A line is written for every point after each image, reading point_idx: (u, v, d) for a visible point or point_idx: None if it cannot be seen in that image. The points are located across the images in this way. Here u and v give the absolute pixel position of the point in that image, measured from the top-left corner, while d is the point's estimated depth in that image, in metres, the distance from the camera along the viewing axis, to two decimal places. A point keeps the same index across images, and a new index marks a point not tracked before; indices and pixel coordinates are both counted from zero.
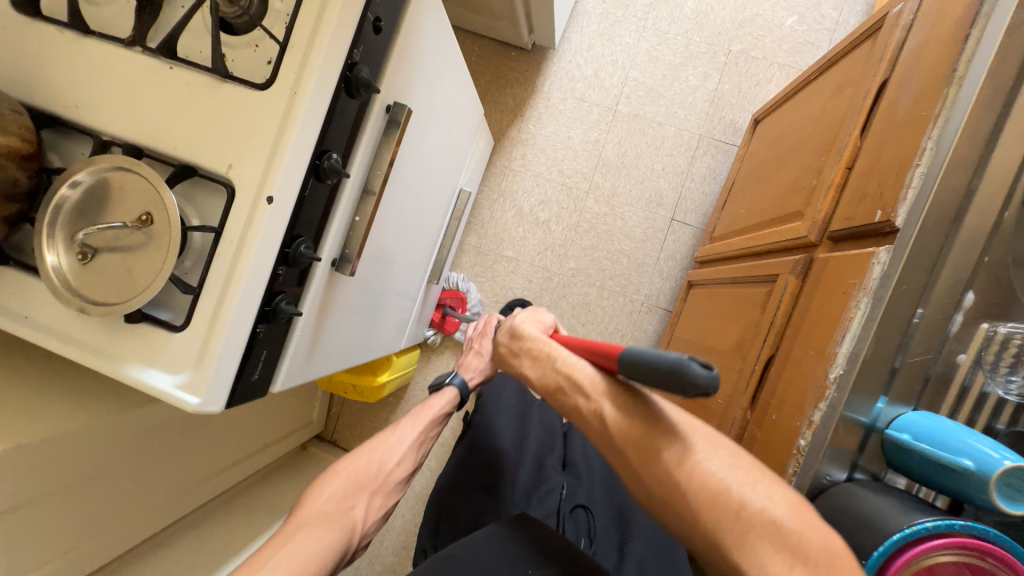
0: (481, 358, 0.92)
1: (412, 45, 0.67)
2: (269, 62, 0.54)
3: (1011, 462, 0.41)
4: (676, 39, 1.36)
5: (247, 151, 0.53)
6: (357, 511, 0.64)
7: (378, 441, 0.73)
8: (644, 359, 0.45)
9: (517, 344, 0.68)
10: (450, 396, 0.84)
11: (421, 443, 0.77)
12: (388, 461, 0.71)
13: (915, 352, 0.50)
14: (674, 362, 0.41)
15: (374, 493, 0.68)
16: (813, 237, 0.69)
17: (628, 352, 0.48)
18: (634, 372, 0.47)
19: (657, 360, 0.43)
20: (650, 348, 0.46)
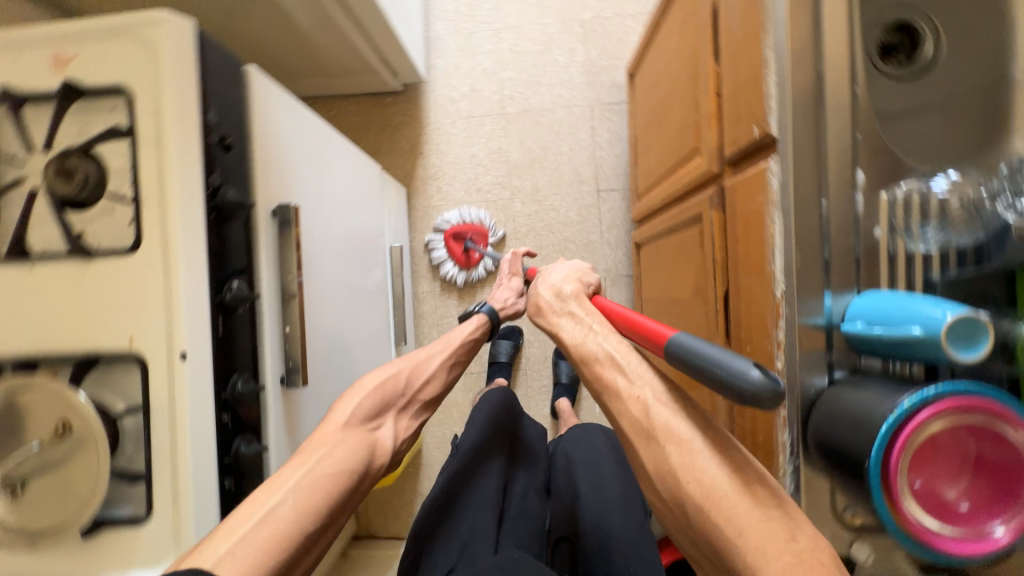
0: (510, 292, 1.02)
1: (277, 142, 0.66)
2: (130, 223, 0.52)
3: (951, 315, 0.40)
4: (531, 29, 1.39)
5: (142, 317, 0.51)
6: (381, 429, 0.72)
7: (410, 360, 0.81)
8: (698, 354, 0.46)
9: (559, 304, 0.67)
10: (478, 324, 0.93)
11: (449, 365, 0.86)
12: (418, 379, 0.80)
13: (838, 242, 0.51)
14: (737, 372, 0.42)
15: (399, 410, 0.76)
16: (715, 168, 0.71)
17: (680, 340, 0.48)
18: (679, 362, 0.48)
19: (714, 363, 0.44)
20: (703, 345, 0.46)
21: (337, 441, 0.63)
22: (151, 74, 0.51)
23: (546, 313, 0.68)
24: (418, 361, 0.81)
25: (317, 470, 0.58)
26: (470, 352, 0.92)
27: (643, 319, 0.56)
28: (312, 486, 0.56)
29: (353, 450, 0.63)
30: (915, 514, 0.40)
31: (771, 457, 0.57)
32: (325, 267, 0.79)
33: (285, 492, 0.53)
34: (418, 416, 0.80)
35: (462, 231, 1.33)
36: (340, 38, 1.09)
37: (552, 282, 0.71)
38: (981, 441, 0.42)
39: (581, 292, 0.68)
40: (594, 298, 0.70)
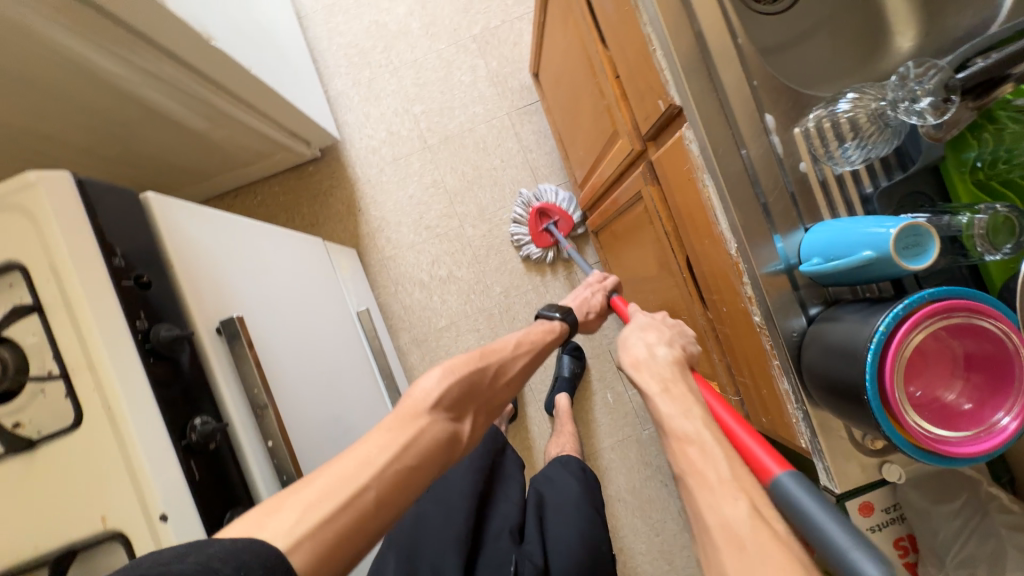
0: (598, 300, 0.94)
1: (202, 256, 0.62)
2: (65, 397, 0.48)
3: (895, 227, 0.40)
4: (428, 58, 1.39)
5: (108, 493, 0.47)
6: (465, 423, 0.62)
7: (497, 353, 0.72)
8: (807, 523, 0.38)
9: (654, 368, 0.57)
10: (559, 329, 0.85)
11: (527, 368, 0.76)
12: (498, 376, 0.70)
13: (770, 188, 0.51)
14: (856, 568, 0.34)
15: (479, 408, 0.66)
16: (638, 146, 0.71)
17: (783, 493, 0.41)
18: (787, 506, 0.40)
19: (830, 547, 0.36)
20: (824, 502, 0.38)
21: (425, 424, 0.56)
22: (39, 238, 0.48)
23: (641, 368, 0.58)
24: (503, 356, 0.72)
25: (404, 459, 0.51)
26: (546, 355, 0.82)
27: (745, 439, 0.47)
28: (397, 473, 0.50)
29: (433, 444, 0.55)
30: (920, 425, 0.39)
31: (779, 407, 0.57)
32: (292, 361, 0.75)
33: (371, 479, 0.48)
34: (491, 414, 0.69)
35: (550, 211, 1.29)
36: (241, 127, 1.06)
37: (646, 349, 0.60)
38: (966, 339, 0.41)
39: (680, 363, 0.58)
40: (696, 377, 0.60)
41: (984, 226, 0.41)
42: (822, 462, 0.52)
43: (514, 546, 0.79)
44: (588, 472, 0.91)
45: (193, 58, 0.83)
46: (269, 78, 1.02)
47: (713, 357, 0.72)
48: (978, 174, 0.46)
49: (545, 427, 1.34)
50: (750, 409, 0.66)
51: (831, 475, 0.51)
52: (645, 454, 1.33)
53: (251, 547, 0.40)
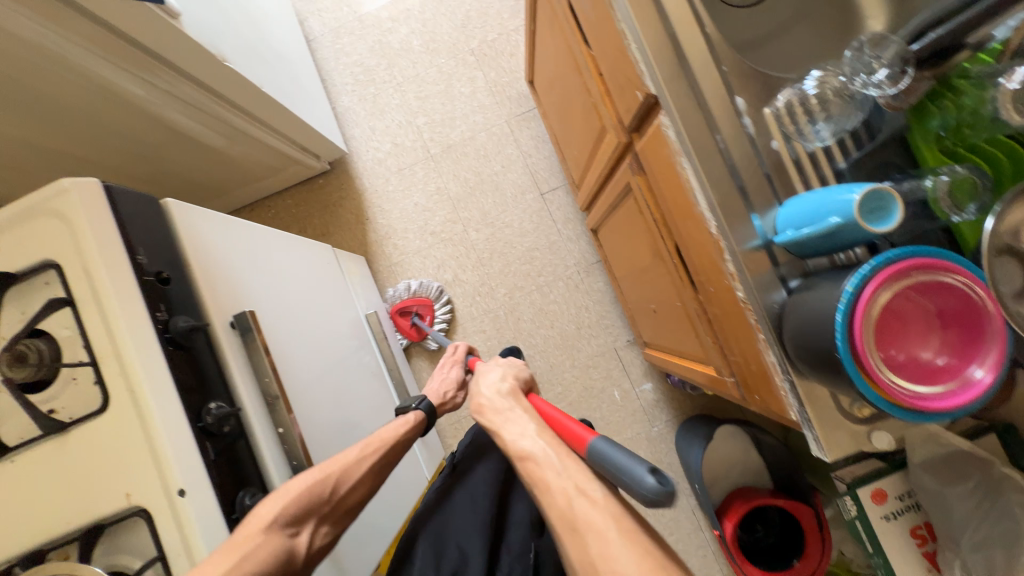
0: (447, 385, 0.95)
1: (219, 255, 0.67)
2: (94, 384, 0.53)
3: (857, 193, 0.42)
4: (429, 72, 1.45)
5: (132, 471, 0.51)
6: (303, 535, 0.59)
7: (341, 459, 0.66)
8: (609, 462, 0.52)
9: (498, 403, 0.68)
10: (414, 422, 0.81)
11: (376, 471, 0.70)
12: (345, 486, 0.64)
13: (745, 167, 0.53)
14: (637, 479, 0.48)
15: (323, 517, 0.61)
16: (623, 138, 0.74)
17: (591, 450, 0.55)
18: (596, 459, 0.54)
19: (622, 472, 0.50)
20: (609, 443, 0.53)
21: (261, 543, 0.53)
22: (71, 240, 0.53)
23: (485, 409, 0.69)
24: (350, 462, 0.66)
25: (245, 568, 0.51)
26: (400, 454, 0.76)
27: (564, 422, 0.61)
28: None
29: (274, 558, 0.54)
30: (895, 381, 0.40)
31: (769, 381, 0.58)
32: (303, 356, 0.79)
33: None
34: (341, 521, 0.64)
35: (408, 307, 1.34)
36: (254, 142, 1.13)
37: (490, 384, 0.73)
38: (937, 297, 0.42)
39: (516, 391, 0.71)
40: (530, 397, 0.73)
41: (948, 190, 0.44)
42: (811, 433, 0.52)
43: (534, 538, 0.76)
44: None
45: (209, 78, 0.90)
46: (280, 96, 1.09)
47: (706, 339, 0.73)
48: (944, 143, 0.48)
49: None
50: (744, 387, 0.67)
51: (821, 444, 0.51)
52: (656, 451, 1.33)
53: None
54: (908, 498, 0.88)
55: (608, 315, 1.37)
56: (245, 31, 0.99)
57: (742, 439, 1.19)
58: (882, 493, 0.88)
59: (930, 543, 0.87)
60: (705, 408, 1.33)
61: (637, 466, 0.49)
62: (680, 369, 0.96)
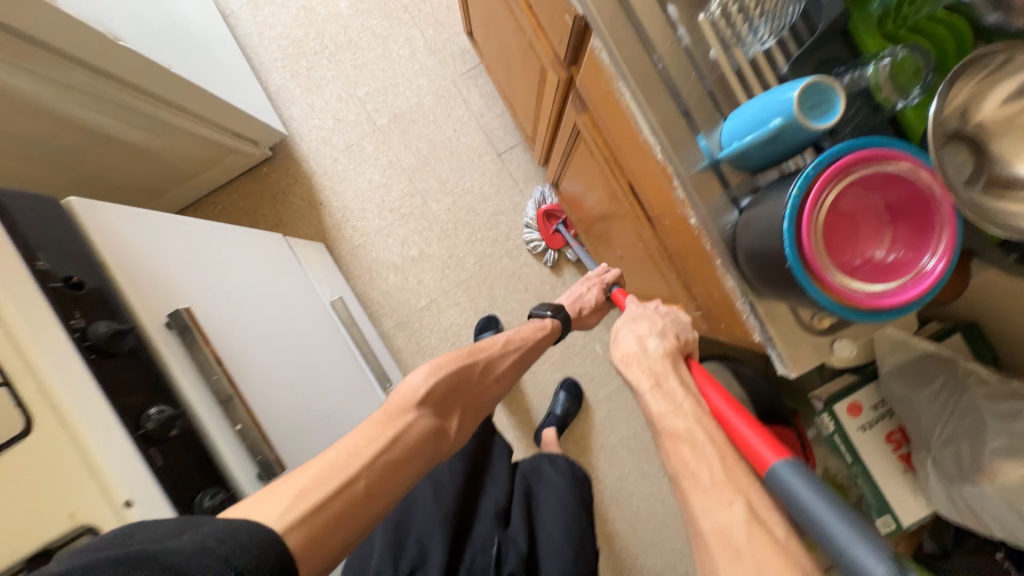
0: (588, 297, 0.91)
1: (142, 254, 0.61)
2: (12, 406, 0.48)
3: (797, 89, 0.39)
4: (362, 37, 1.35)
5: (71, 491, 0.47)
6: (450, 421, 0.67)
7: (489, 350, 0.76)
8: (803, 508, 0.37)
9: (646, 357, 0.59)
10: (550, 327, 0.86)
11: (516, 366, 0.79)
12: (491, 369, 0.74)
13: (684, 85, 0.50)
14: (855, 563, 0.32)
15: (470, 397, 0.71)
16: (562, 74, 0.69)
17: (779, 482, 0.40)
18: (787, 497, 0.38)
19: (825, 533, 0.34)
20: (816, 486, 0.37)
21: (411, 421, 0.60)
22: None
23: (631, 361, 0.59)
24: (492, 354, 0.76)
25: (393, 449, 0.56)
26: (534, 356, 0.83)
27: (745, 432, 0.45)
28: (387, 464, 0.55)
29: (415, 441, 0.59)
30: (838, 279, 0.40)
31: (731, 308, 0.57)
32: (258, 349, 0.75)
33: (361, 469, 0.52)
34: (479, 412, 0.73)
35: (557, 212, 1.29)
36: (179, 134, 1.04)
37: (640, 341, 0.61)
38: (885, 190, 0.41)
39: (671, 355, 0.59)
40: (692, 364, 0.60)
41: (890, 74, 0.41)
42: (775, 351, 0.51)
43: (499, 529, 0.78)
44: (577, 469, 0.89)
45: (105, 63, 0.81)
46: (198, 80, 1.00)
47: (669, 277, 0.72)
48: (887, 26, 0.45)
49: (540, 390, 1.35)
50: (711, 319, 0.66)
51: (784, 362, 0.50)
52: None
53: (246, 528, 0.43)
54: (881, 406, 0.91)
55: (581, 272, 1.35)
56: (143, 10, 0.90)
57: (724, 374, 1.21)
58: (857, 405, 0.91)
59: (904, 446, 0.91)
60: None
61: (857, 542, 0.32)
62: None
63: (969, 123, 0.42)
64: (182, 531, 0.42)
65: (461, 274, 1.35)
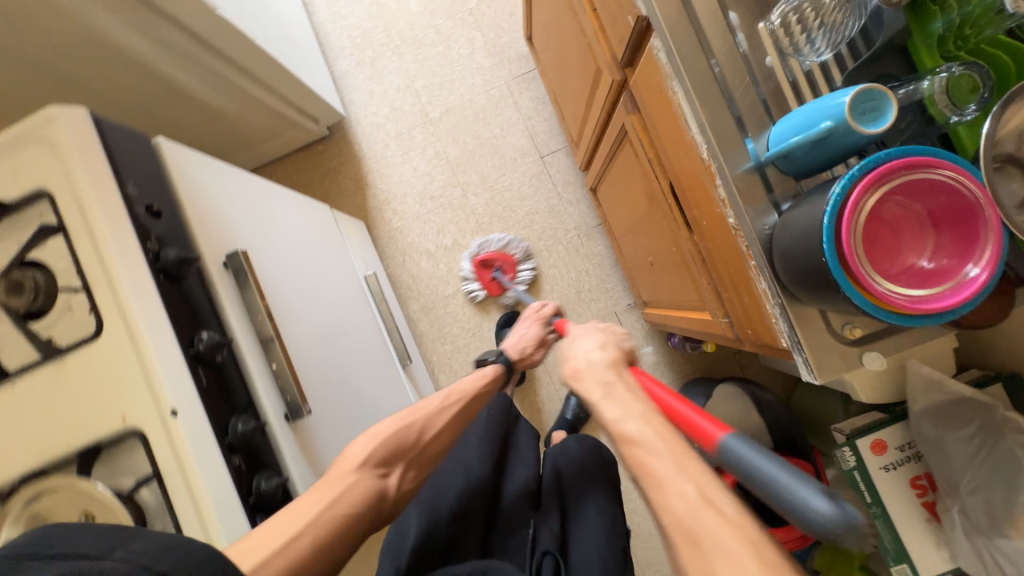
0: (529, 337, 1.06)
1: (211, 198, 0.67)
2: (87, 312, 0.53)
3: (849, 94, 0.41)
4: (427, 34, 1.43)
5: (127, 395, 0.52)
6: (393, 476, 0.72)
7: (423, 411, 0.81)
8: (750, 470, 0.42)
9: (598, 372, 0.58)
10: (490, 377, 0.95)
11: (456, 419, 0.86)
12: (429, 430, 0.80)
13: (738, 89, 0.52)
14: (801, 502, 0.38)
15: (408, 462, 0.76)
16: (617, 75, 0.72)
17: (728, 453, 0.45)
18: (736, 464, 0.44)
19: (771, 485, 0.40)
20: (758, 448, 0.43)
21: (353, 482, 0.64)
22: (60, 169, 0.53)
23: (582, 375, 0.59)
24: (430, 411, 0.82)
25: (337, 508, 0.60)
26: (478, 406, 0.92)
27: (692, 417, 0.51)
28: (330, 520, 0.59)
29: (358, 498, 0.64)
30: (875, 279, 0.40)
31: (761, 312, 0.57)
32: (298, 302, 0.79)
33: (306, 524, 0.55)
34: (425, 466, 0.79)
35: (491, 260, 1.34)
36: (251, 102, 1.13)
37: (586, 353, 0.62)
38: (928, 199, 0.41)
39: (617, 363, 0.60)
40: (634, 372, 0.62)
41: (945, 88, 0.41)
42: (802, 356, 0.51)
43: (531, 509, 0.79)
44: (605, 451, 0.85)
45: (202, 29, 0.90)
46: (276, 54, 1.08)
47: (700, 282, 0.72)
48: (946, 46, 0.46)
49: (553, 390, 1.35)
50: (739, 326, 0.66)
51: (811, 366, 0.51)
52: None
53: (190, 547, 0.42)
54: (908, 448, 0.87)
55: (608, 280, 1.36)
56: None
57: (742, 399, 1.18)
58: (881, 443, 0.87)
59: (929, 493, 0.87)
60: (707, 371, 1.32)
61: (799, 484, 0.39)
62: (678, 323, 0.95)
63: None
64: (113, 546, 0.40)
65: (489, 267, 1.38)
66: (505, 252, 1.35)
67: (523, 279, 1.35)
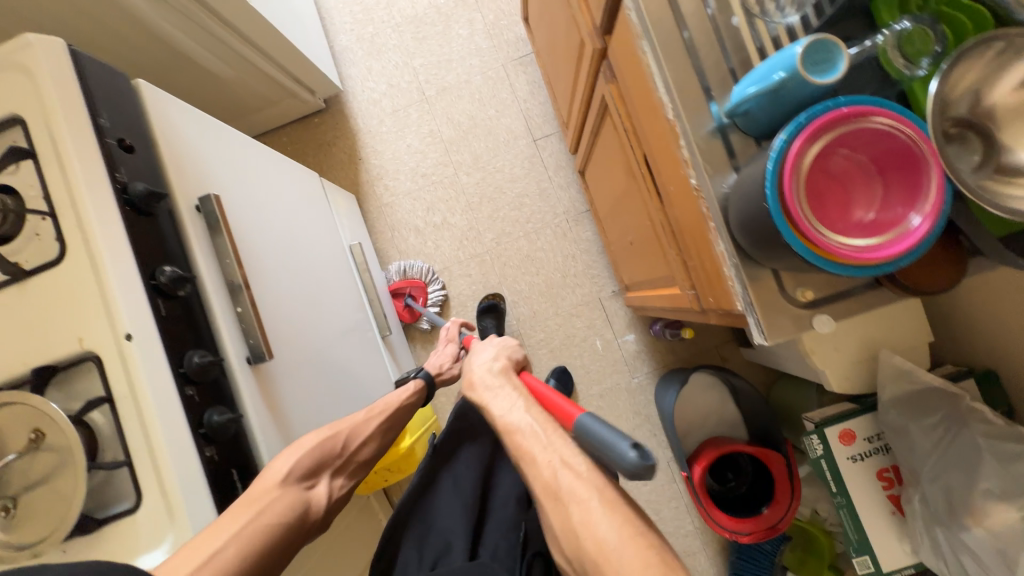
0: (449, 356, 1.06)
1: (189, 142, 0.68)
2: (53, 237, 0.54)
3: (801, 45, 0.41)
4: (427, 14, 1.44)
5: (85, 319, 0.53)
6: (317, 487, 0.70)
7: (349, 420, 0.77)
8: (593, 437, 0.54)
9: (490, 379, 0.73)
10: (415, 389, 0.92)
11: (384, 429, 0.83)
12: (354, 441, 0.77)
13: (704, 49, 0.52)
14: (620, 455, 0.50)
15: (335, 470, 0.74)
16: (597, 45, 0.72)
17: (577, 426, 0.57)
18: (582, 434, 0.56)
19: (604, 446, 0.52)
20: (596, 420, 0.55)
21: (277, 496, 0.61)
22: (36, 97, 0.55)
23: (476, 385, 0.74)
24: (355, 423, 0.77)
25: (261, 519, 0.58)
26: (405, 416, 0.89)
27: (559, 403, 0.63)
28: (251, 536, 0.57)
29: (281, 512, 0.62)
30: (814, 226, 0.40)
31: (720, 277, 0.57)
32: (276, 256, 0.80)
33: (228, 540, 0.54)
34: (352, 473, 0.78)
35: (401, 289, 1.35)
36: (249, 68, 1.14)
37: (482, 363, 0.77)
38: (878, 152, 0.41)
39: (507, 370, 0.75)
40: (522, 375, 0.76)
41: (898, 43, 0.42)
42: (754, 318, 0.51)
43: (521, 512, 0.80)
44: None
45: None
46: (273, 21, 1.09)
47: (670, 255, 0.73)
48: (909, 7, 0.46)
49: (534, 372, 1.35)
50: (703, 297, 0.66)
51: (761, 327, 0.50)
52: (636, 403, 1.33)
53: None
54: (876, 440, 0.86)
55: (594, 266, 1.36)
56: None
57: (719, 390, 1.18)
58: (850, 434, 0.87)
59: (896, 486, 0.86)
60: (688, 362, 1.32)
61: (618, 443, 0.51)
62: (654, 304, 0.95)
63: (980, 108, 0.42)
64: None
65: (477, 248, 1.39)
66: (415, 279, 1.36)
67: (436, 303, 1.37)
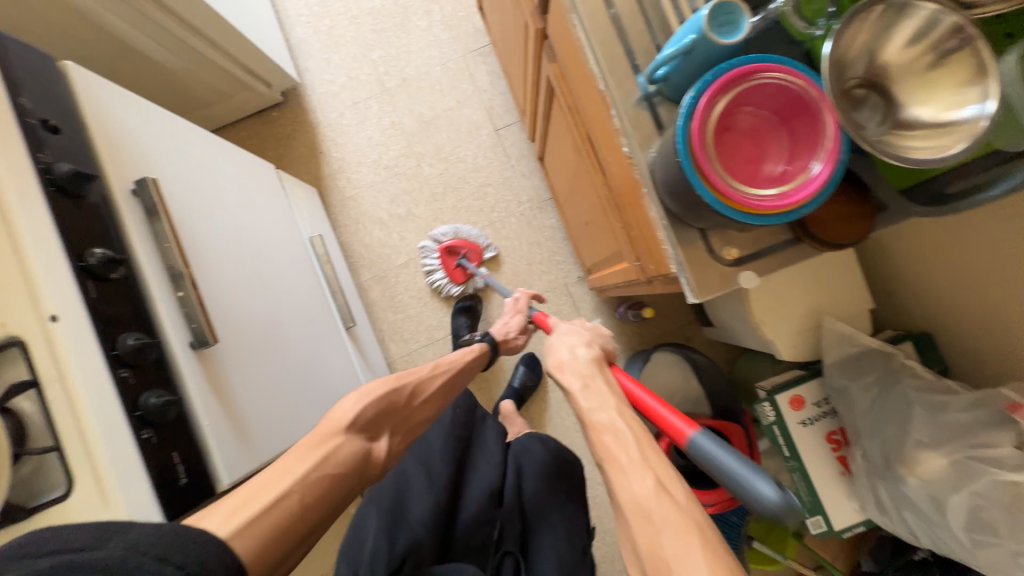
0: (512, 321, 1.04)
1: (125, 126, 0.66)
2: None
3: (706, 9, 0.43)
4: (384, 6, 1.44)
5: (5, 303, 0.51)
6: (378, 441, 0.69)
7: (414, 375, 0.79)
8: (717, 466, 0.49)
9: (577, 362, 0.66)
10: (478, 350, 0.94)
11: (445, 388, 0.84)
12: (420, 395, 0.78)
13: (629, 21, 0.54)
14: (758, 493, 0.46)
15: (398, 425, 0.74)
16: (536, 25, 0.73)
17: (694, 448, 0.52)
18: (702, 459, 0.51)
19: (735, 480, 0.48)
20: (721, 445, 0.50)
21: (342, 441, 0.63)
22: None
23: (564, 367, 0.66)
24: (419, 376, 0.79)
25: (323, 469, 0.58)
26: (465, 376, 0.89)
27: (665, 414, 0.57)
28: (317, 483, 0.57)
29: (346, 459, 0.62)
30: (722, 176, 0.42)
31: (656, 242, 0.58)
32: (225, 243, 0.79)
33: (293, 484, 0.55)
34: (411, 432, 0.77)
35: (457, 247, 1.34)
36: (201, 61, 1.11)
37: (571, 348, 0.69)
38: (777, 109, 0.45)
39: (599, 359, 0.67)
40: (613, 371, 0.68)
41: (796, 7, 0.44)
42: (685, 276, 0.53)
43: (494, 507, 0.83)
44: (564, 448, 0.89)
45: None
46: (223, 12, 1.07)
47: (617, 228, 0.74)
48: None
49: (503, 361, 1.35)
50: (647, 267, 0.68)
51: (690, 285, 0.52)
52: None
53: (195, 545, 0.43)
54: (824, 404, 0.90)
55: (560, 252, 1.38)
56: None
57: (683, 367, 1.21)
58: (799, 399, 0.90)
59: (843, 447, 0.90)
60: (653, 342, 1.35)
61: (755, 479, 0.47)
62: (610, 282, 0.97)
63: (874, 67, 0.45)
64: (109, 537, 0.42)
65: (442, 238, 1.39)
66: (472, 241, 1.35)
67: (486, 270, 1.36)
